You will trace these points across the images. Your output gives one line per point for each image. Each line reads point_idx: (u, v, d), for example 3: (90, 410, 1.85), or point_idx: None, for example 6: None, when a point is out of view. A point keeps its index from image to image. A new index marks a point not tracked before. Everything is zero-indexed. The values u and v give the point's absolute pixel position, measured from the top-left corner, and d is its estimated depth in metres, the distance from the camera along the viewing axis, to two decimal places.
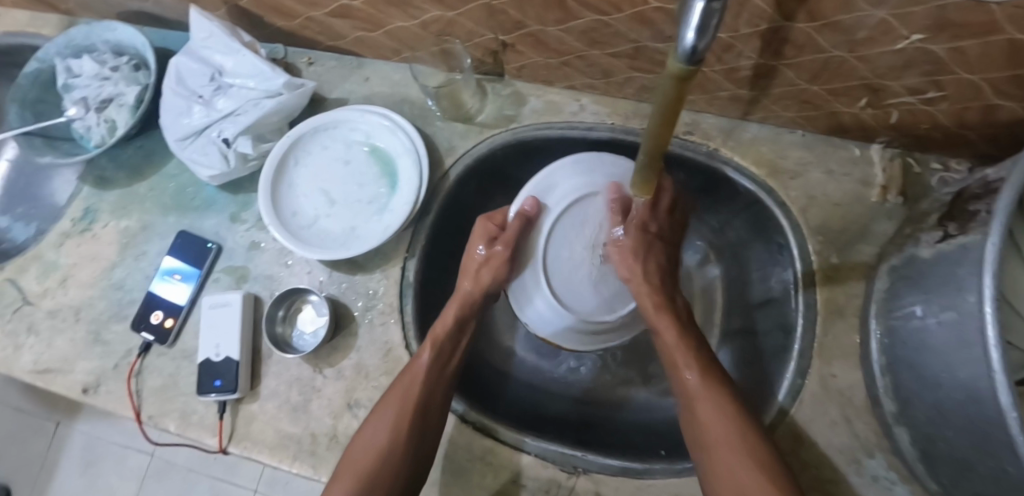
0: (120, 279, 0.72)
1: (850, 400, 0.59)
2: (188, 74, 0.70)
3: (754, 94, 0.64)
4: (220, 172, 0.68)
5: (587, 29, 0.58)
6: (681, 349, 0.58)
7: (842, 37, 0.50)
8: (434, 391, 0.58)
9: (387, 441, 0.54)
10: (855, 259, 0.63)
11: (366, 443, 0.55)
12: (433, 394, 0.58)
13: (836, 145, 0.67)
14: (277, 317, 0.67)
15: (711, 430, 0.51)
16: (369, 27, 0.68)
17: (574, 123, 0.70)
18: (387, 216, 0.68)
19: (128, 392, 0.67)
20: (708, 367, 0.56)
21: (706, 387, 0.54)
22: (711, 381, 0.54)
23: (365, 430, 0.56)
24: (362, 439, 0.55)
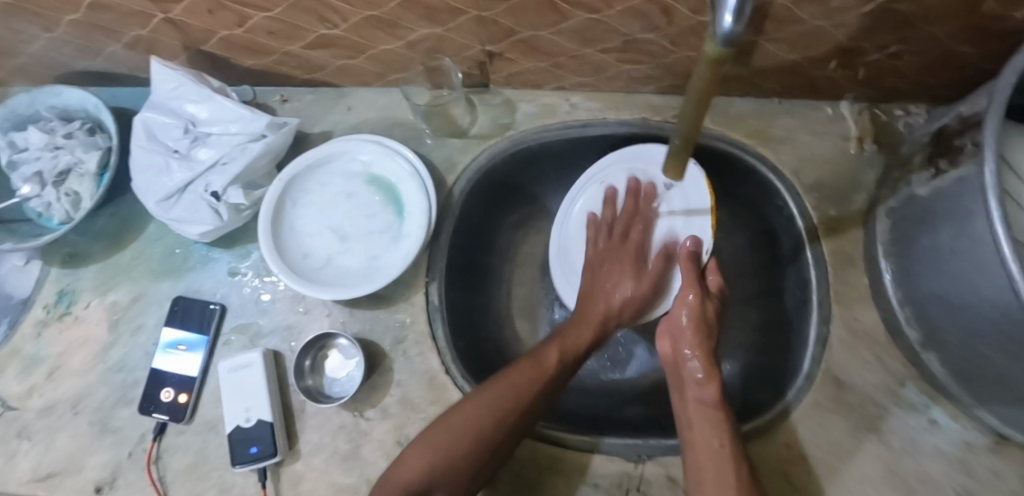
0: (117, 361, 0.66)
1: (875, 338, 0.63)
2: (159, 129, 0.65)
3: (735, 70, 0.67)
4: (213, 227, 0.64)
5: (579, 28, 0.59)
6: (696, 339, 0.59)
7: (818, 8, 0.54)
8: (518, 422, 0.54)
9: (490, 419, 0.53)
10: (851, 208, 0.68)
11: (465, 418, 0.53)
12: (541, 390, 0.56)
13: (812, 107, 0.72)
14: (306, 368, 0.63)
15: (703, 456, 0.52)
16: (349, 54, 0.66)
17: (568, 122, 0.72)
18: (402, 243, 0.66)
19: (152, 479, 0.61)
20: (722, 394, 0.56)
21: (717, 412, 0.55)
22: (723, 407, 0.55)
23: (443, 422, 0.53)
24: (462, 411, 0.53)
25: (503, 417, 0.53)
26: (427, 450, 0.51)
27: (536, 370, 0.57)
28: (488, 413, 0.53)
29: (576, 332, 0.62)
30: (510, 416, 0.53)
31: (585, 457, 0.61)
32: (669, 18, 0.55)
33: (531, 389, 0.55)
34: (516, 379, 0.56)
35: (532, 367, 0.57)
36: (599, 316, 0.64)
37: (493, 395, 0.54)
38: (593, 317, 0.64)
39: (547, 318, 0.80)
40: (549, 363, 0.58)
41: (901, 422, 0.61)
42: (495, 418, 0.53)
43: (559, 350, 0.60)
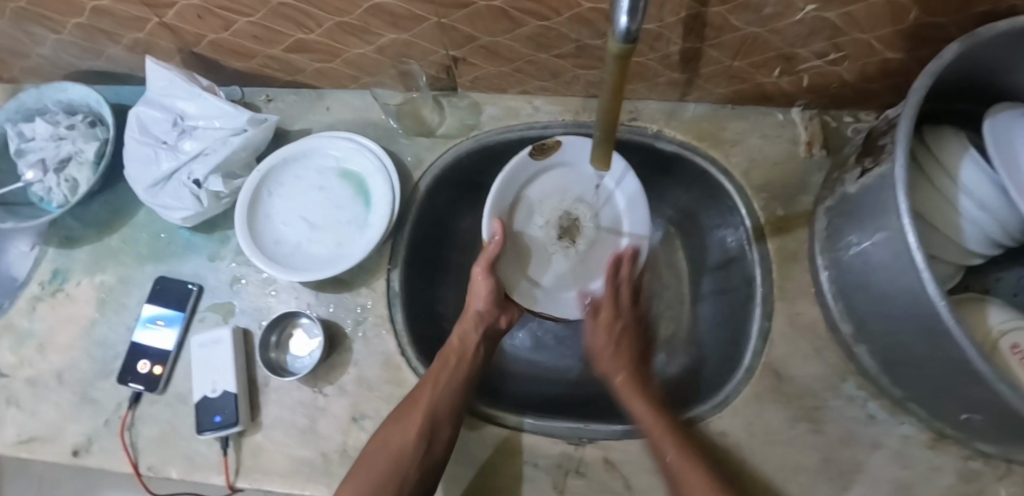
0: (102, 335, 0.72)
1: (817, 333, 0.65)
2: (149, 122, 0.71)
3: (686, 76, 0.71)
4: (194, 213, 0.69)
5: (532, 35, 0.63)
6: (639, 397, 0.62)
7: (751, 15, 0.57)
8: (409, 469, 0.56)
9: (401, 437, 0.57)
10: (798, 209, 0.70)
11: (386, 442, 0.57)
12: (456, 376, 0.63)
13: (764, 112, 0.75)
14: (271, 343, 0.67)
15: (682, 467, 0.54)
16: (326, 58, 0.72)
17: (530, 123, 0.76)
18: (367, 232, 0.70)
19: (124, 445, 0.66)
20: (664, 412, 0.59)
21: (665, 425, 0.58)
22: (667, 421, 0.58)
23: (371, 450, 0.57)
24: (382, 438, 0.58)
25: (388, 475, 0.55)
26: None
27: (410, 416, 0.58)
28: (380, 470, 0.55)
29: (438, 372, 0.62)
30: (417, 422, 0.58)
31: (528, 438, 0.64)
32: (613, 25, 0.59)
33: (406, 438, 0.57)
34: (393, 430, 0.58)
35: (406, 413, 0.59)
36: (460, 353, 0.66)
37: (378, 456, 0.56)
38: (452, 354, 0.65)
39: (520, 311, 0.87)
40: (418, 403, 0.60)
41: (840, 415, 0.62)
42: (390, 470, 0.55)
43: (427, 391, 0.60)
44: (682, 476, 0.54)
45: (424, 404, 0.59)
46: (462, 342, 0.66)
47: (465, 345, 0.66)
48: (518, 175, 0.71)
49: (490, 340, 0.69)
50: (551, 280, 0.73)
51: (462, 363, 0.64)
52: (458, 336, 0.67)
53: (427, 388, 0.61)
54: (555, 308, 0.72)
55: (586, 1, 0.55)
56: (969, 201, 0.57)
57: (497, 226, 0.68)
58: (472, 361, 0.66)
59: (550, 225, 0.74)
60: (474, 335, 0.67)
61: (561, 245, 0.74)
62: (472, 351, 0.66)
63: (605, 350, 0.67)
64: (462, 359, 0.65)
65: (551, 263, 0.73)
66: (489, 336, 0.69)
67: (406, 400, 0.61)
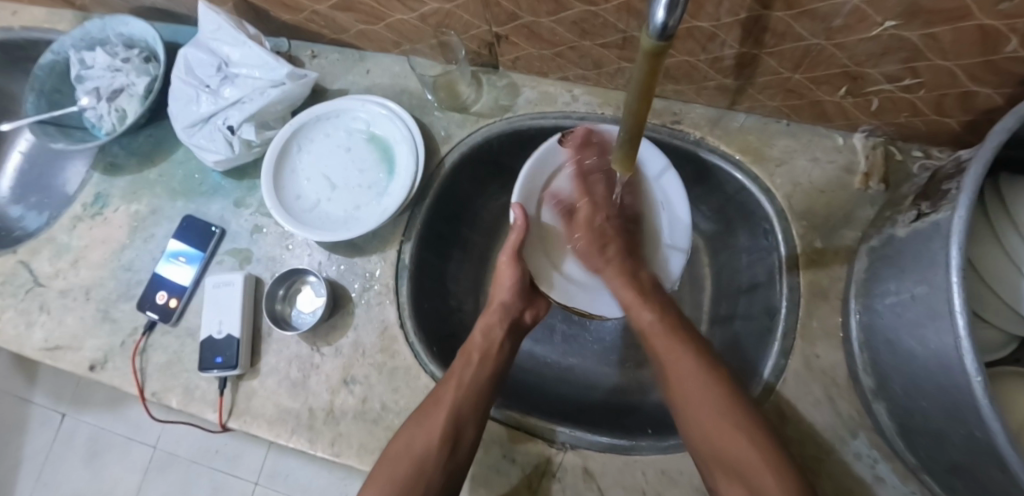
0: (129, 261, 0.76)
1: (834, 379, 0.61)
2: (195, 64, 0.73)
3: (738, 83, 0.66)
4: (225, 157, 0.71)
5: (577, 20, 0.60)
6: (621, 258, 0.67)
7: (818, 25, 0.52)
8: (433, 473, 0.55)
9: (422, 441, 0.56)
10: (839, 243, 0.64)
11: (406, 443, 0.56)
12: (479, 374, 0.62)
13: (821, 134, 0.69)
14: (278, 296, 0.69)
15: (703, 410, 0.54)
16: (369, 20, 0.71)
17: (567, 112, 0.73)
18: (385, 199, 0.70)
19: (133, 368, 0.69)
20: (691, 339, 0.61)
21: (687, 353, 0.59)
22: (696, 350, 0.60)
23: (390, 454, 0.56)
24: (402, 439, 0.57)
25: (413, 479, 0.54)
26: None
27: (434, 416, 0.57)
28: (403, 474, 0.54)
29: (460, 372, 0.61)
30: (439, 424, 0.56)
31: (509, 433, 0.63)
32: None
33: (429, 439, 0.56)
34: (415, 433, 0.57)
35: (429, 412, 0.58)
36: (484, 349, 0.65)
37: (401, 458, 0.55)
38: (475, 351, 0.64)
39: None
40: (441, 403, 0.58)
41: (842, 471, 0.58)
42: (411, 469, 0.54)
43: (450, 393, 0.59)
44: (714, 437, 0.53)
45: (448, 404, 0.58)
46: (487, 338, 0.66)
47: (490, 342, 0.65)
48: (548, 162, 0.70)
49: (514, 340, 0.68)
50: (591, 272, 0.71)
51: (486, 361, 0.63)
52: (482, 333, 0.66)
53: (451, 389, 0.59)
54: (585, 300, 0.69)
55: None
56: None
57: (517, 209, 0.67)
58: (497, 357, 0.65)
59: (581, 214, 0.73)
60: (498, 331, 0.66)
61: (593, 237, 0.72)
62: (496, 346, 0.65)
63: (587, 248, 0.69)
64: (486, 355, 0.64)
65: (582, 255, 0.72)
66: (513, 329, 0.69)
67: (428, 401, 0.59)
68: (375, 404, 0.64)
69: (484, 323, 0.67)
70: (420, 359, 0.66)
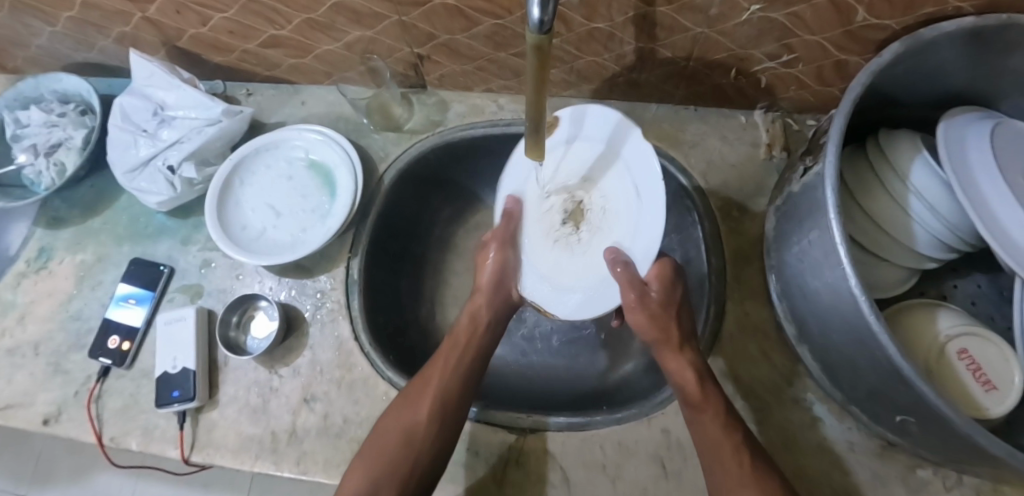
0: (78, 310, 0.75)
1: (765, 334, 0.65)
2: (132, 111, 0.75)
3: (644, 76, 0.72)
4: (168, 198, 0.73)
5: (488, 33, 0.66)
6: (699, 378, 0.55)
7: (698, 16, 0.58)
8: (420, 451, 0.55)
9: (408, 422, 0.57)
10: (753, 210, 0.70)
11: (393, 422, 0.57)
12: (465, 356, 0.63)
13: (726, 115, 0.76)
14: (231, 323, 0.70)
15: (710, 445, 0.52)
16: (298, 53, 0.75)
17: (494, 121, 0.78)
18: (330, 219, 0.72)
19: (89, 416, 0.69)
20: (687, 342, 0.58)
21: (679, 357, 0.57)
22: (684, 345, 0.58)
23: (377, 434, 0.57)
24: (389, 419, 0.58)
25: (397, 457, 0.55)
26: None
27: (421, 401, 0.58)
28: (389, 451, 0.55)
29: (446, 355, 0.62)
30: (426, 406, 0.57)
31: (471, 427, 0.65)
32: (567, 25, 0.64)
33: (416, 419, 0.57)
34: (403, 412, 0.58)
35: (414, 394, 0.59)
36: (470, 333, 0.65)
37: (388, 436, 0.56)
38: (461, 336, 0.64)
39: None
40: (427, 385, 0.59)
41: (780, 418, 0.62)
42: (400, 449, 0.55)
43: (436, 374, 0.60)
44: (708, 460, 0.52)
45: (433, 388, 0.59)
46: (473, 323, 0.65)
47: (475, 326, 0.65)
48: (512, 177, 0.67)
49: (504, 320, 0.68)
50: (573, 267, 0.63)
51: (472, 344, 0.64)
52: (469, 315, 0.66)
53: (435, 373, 0.60)
54: (570, 298, 0.62)
55: None
56: (919, 203, 0.56)
57: (510, 201, 0.66)
58: (485, 339, 0.65)
59: (555, 210, 0.65)
60: (484, 315, 0.66)
61: (567, 233, 0.65)
62: (482, 330, 0.65)
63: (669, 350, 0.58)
64: (473, 337, 0.65)
65: (556, 253, 0.65)
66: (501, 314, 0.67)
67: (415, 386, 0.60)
68: (338, 418, 0.65)
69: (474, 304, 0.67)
70: (377, 368, 0.67)
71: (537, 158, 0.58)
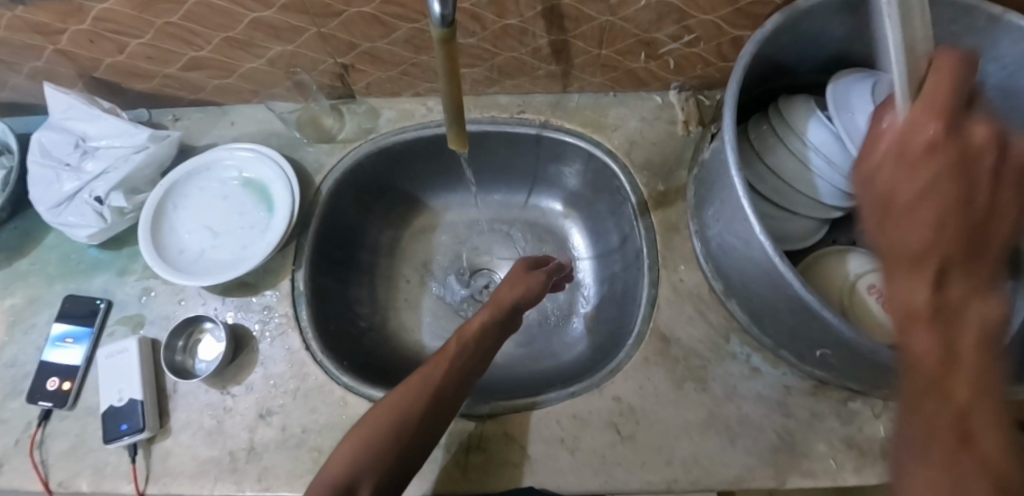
0: (11, 357, 0.72)
1: (699, 296, 0.69)
2: (51, 146, 0.74)
3: (563, 67, 0.76)
4: (98, 229, 0.71)
5: (407, 37, 0.69)
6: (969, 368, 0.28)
7: (600, 5, 0.63)
8: (408, 442, 0.53)
9: (404, 412, 0.53)
10: (676, 183, 0.75)
11: (385, 407, 0.54)
12: (469, 357, 0.59)
13: (642, 97, 0.80)
14: (177, 348, 0.69)
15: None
16: (222, 74, 0.76)
17: (425, 123, 0.80)
18: (269, 233, 0.72)
19: (33, 463, 0.66)
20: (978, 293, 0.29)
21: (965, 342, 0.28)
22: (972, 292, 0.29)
23: (366, 420, 0.54)
24: (380, 405, 0.54)
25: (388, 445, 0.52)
26: (319, 481, 0.50)
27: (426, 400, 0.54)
28: (380, 439, 0.52)
29: (455, 355, 0.58)
30: (425, 403, 0.54)
31: None
32: (481, 23, 0.67)
33: (413, 412, 0.53)
34: (400, 399, 0.54)
35: (415, 392, 0.54)
36: (478, 336, 0.61)
37: (379, 425, 0.52)
38: (471, 337, 0.60)
39: (428, 304, 0.87)
40: (428, 381, 0.55)
41: (720, 371, 0.66)
42: (392, 444, 0.52)
43: (439, 370, 0.57)
44: None
45: (434, 384, 0.55)
46: (485, 325, 0.62)
47: (487, 333, 0.62)
48: None
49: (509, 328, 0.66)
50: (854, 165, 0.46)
51: (479, 348, 0.60)
52: (482, 320, 0.62)
53: (441, 371, 0.57)
54: None
55: None
56: (818, 158, 0.61)
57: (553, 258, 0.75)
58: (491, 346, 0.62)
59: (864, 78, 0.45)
60: (492, 323, 0.63)
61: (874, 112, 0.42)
62: (490, 331, 0.62)
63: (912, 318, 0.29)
64: (481, 340, 0.61)
65: None
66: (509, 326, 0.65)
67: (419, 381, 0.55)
68: (296, 429, 0.65)
69: (488, 311, 0.63)
70: (332, 374, 0.68)
71: (459, 147, 0.59)
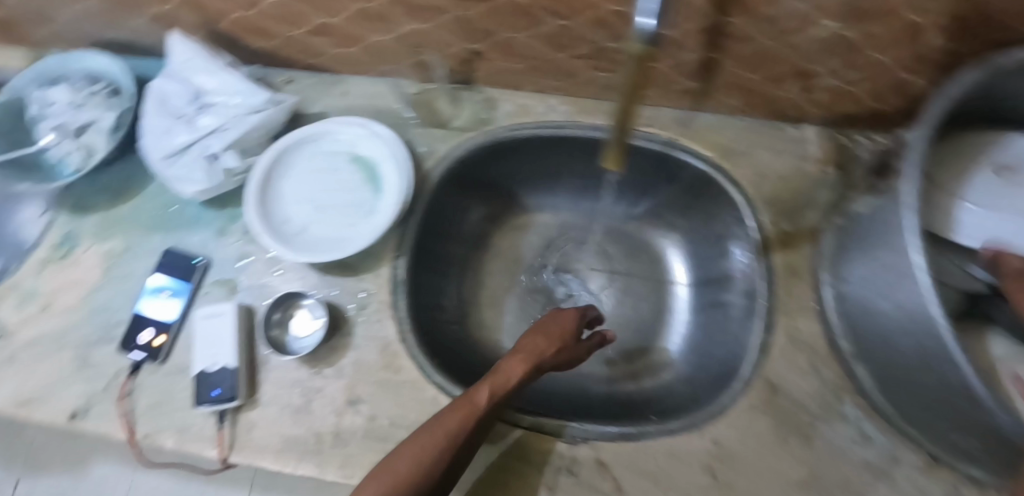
0: (104, 303, 0.72)
1: (815, 348, 0.65)
2: (169, 95, 0.72)
3: (702, 85, 0.71)
4: (207, 186, 0.70)
5: (551, 33, 0.65)
6: None
7: (770, 27, 0.58)
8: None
9: (425, 465, 0.49)
10: (803, 225, 0.70)
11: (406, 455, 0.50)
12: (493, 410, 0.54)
13: (776, 128, 0.76)
14: (273, 320, 0.68)
15: None
16: (346, 44, 0.73)
17: (543, 122, 0.76)
18: (375, 216, 0.70)
19: (121, 412, 0.66)
20: None
21: None
22: None
23: (385, 464, 0.50)
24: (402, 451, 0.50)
25: None
26: None
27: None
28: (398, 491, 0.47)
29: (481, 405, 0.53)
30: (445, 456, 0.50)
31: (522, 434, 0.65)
32: (634, 29, 0.62)
33: (433, 465, 0.49)
34: (420, 448, 0.50)
35: (435, 443, 0.50)
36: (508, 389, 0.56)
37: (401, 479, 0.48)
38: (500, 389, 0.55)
39: (512, 306, 0.84)
40: (450, 433, 0.51)
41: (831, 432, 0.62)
42: None
43: (461, 422, 0.52)
44: None
45: (455, 436, 0.51)
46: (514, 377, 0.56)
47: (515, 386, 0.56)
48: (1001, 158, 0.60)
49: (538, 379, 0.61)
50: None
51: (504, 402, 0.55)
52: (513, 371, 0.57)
53: (464, 422, 0.52)
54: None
55: (607, 4, 0.58)
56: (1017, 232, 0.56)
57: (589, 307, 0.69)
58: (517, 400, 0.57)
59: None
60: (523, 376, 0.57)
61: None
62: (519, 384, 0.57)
63: None
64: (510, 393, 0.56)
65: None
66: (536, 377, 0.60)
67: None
68: (384, 421, 0.63)
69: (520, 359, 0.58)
70: (425, 370, 0.66)
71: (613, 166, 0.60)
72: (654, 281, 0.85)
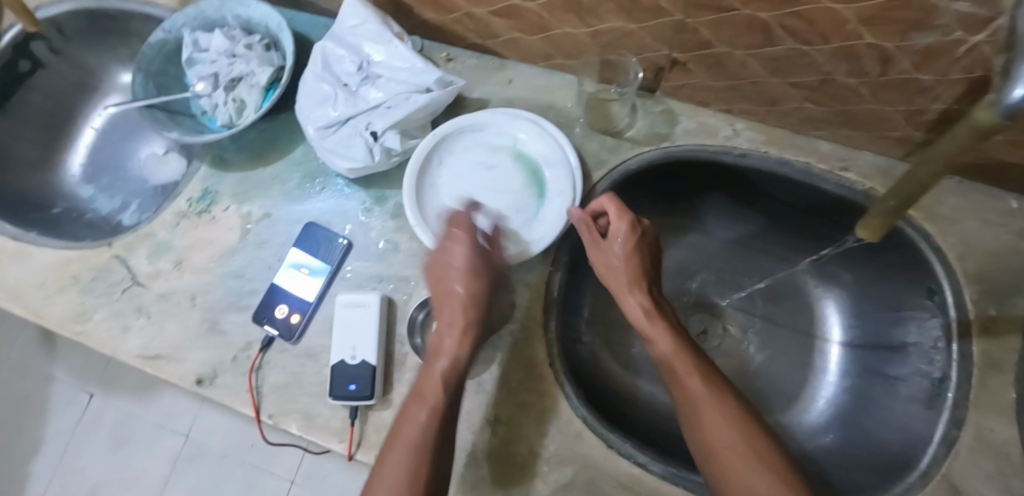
0: (240, 268, 0.69)
1: (1007, 456, 0.57)
2: (334, 61, 0.68)
3: (926, 136, 0.61)
4: (363, 165, 0.65)
5: (778, 56, 0.56)
6: None
7: None
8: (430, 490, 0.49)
9: (411, 464, 0.49)
10: (1013, 312, 0.61)
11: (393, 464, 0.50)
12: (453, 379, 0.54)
13: (994, 196, 0.66)
14: (417, 322, 0.65)
15: None
16: (528, 29, 0.66)
17: (727, 147, 0.69)
18: (537, 227, 0.65)
19: (249, 387, 0.64)
20: None
21: None
22: None
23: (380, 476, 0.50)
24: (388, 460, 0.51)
25: None
26: None
27: (688, 436, 0.56)
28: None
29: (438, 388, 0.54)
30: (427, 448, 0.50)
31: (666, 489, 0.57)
32: (883, 67, 0.53)
33: (419, 460, 0.50)
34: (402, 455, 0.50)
35: (413, 440, 0.51)
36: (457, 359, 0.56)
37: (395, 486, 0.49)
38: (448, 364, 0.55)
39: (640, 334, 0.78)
40: (421, 424, 0.51)
41: None
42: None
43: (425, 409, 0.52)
44: None
45: (424, 423, 0.52)
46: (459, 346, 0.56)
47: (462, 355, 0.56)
48: None
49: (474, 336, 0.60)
50: None
51: (458, 372, 0.55)
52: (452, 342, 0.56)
53: (426, 410, 0.52)
54: None
55: (869, 35, 0.49)
56: None
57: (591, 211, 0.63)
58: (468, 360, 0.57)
59: None
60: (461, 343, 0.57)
61: None
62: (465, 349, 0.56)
63: None
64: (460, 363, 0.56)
65: None
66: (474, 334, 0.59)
67: (740, 448, 0.51)
68: (521, 448, 0.60)
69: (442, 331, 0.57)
70: (572, 400, 0.61)
71: (865, 238, 0.55)
72: (799, 330, 0.80)
